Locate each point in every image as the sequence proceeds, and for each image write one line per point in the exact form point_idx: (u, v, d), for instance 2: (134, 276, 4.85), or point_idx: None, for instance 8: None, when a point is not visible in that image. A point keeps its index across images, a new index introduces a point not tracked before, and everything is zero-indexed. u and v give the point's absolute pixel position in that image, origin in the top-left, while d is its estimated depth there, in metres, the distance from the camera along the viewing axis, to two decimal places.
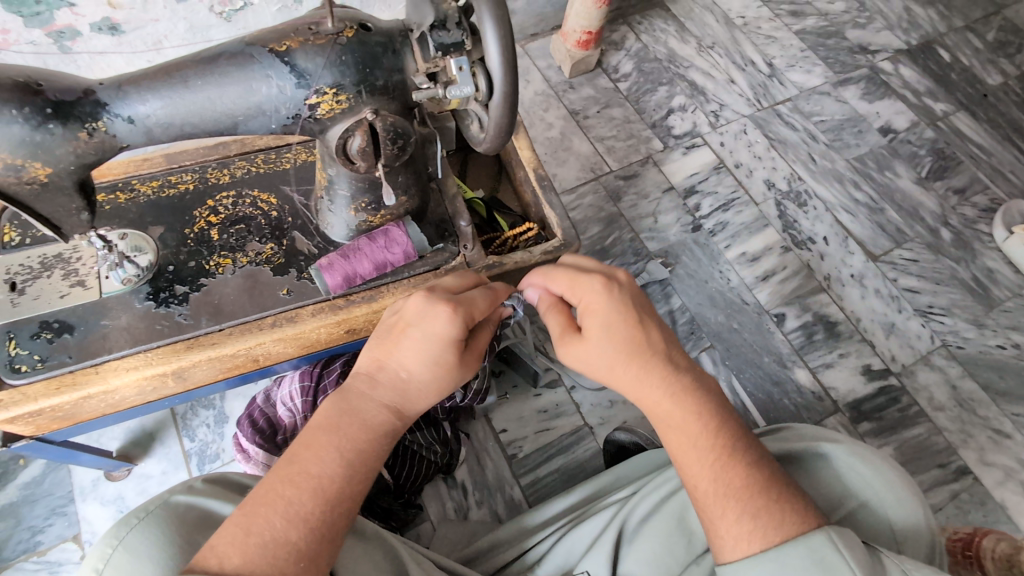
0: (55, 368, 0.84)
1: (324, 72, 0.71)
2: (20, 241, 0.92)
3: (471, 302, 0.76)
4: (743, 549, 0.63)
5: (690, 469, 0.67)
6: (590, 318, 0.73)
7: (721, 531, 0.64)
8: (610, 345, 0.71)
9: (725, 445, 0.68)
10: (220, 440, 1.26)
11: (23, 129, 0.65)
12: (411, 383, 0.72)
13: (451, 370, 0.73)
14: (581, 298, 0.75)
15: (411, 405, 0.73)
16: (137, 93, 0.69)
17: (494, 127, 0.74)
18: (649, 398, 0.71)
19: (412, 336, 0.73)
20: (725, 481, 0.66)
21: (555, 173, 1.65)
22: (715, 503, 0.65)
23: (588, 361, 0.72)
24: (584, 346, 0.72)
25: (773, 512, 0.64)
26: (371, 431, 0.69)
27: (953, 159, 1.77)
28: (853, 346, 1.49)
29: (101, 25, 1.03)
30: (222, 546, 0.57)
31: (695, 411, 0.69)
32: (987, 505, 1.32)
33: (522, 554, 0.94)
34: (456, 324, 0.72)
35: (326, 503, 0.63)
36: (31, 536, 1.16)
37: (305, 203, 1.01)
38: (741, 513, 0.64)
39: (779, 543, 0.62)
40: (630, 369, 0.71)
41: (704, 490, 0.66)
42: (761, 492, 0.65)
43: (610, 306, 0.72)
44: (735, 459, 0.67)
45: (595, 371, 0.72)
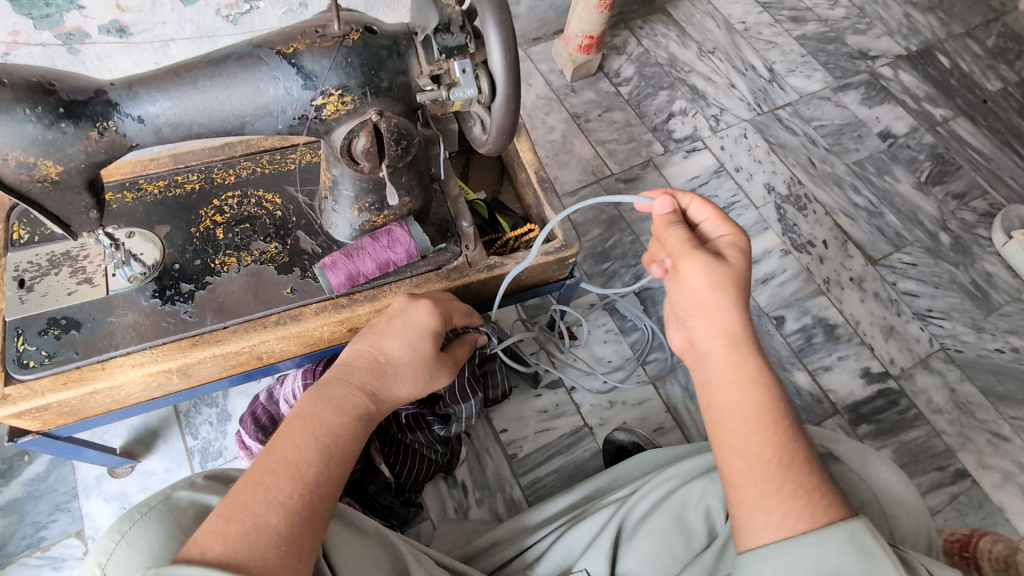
0: (61, 363, 0.85)
1: (329, 74, 0.73)
2: (29, 239, 0.93)
3: (450, 304, 0.89)
4: (792, 526, 0.60)
5: (758, 434, 0.63)
6: (731, 252, 0.73)
7: (769, 507, 0.61)
8: (738, 278, 0.70)
9: (788, 417, 0.65)
10: (222, 438, 1.27)
11: (35, 128, 0.66)
12: (390, 367, 0.79)
13: (427, 357, 0.81)
14: (727, 235, 0.75)
15: (389, 390, 0.78)
16: (147, 94, 0.70)
17: (497, 128, 0.76)
18: (736, 349, 0.67)
19: (394, 328, 0.82)
20: (789, 452, 0.63)
21: (556, 176, 1.66)
22: (776, 473, 0.62)
23: (716, 276, 0.69)
24: (720, 264, 0.70)
25: (823, 491, 0.62)
26: (347, 416, 0.72)
27: (953, 164, 1.78)
28: (852, 349, 1.50)
29: (110, 27, 1.05)
30: (204, 537, 0.57)
31: (768, 377, 0.67)
32: (986, 508, 1.32)
33: (521, 552, 0.95)
34: (434, 317, 0.84)
35: (306, 488, 0.64)
36: (35, 532, 1.17)
37: (309, 203, 1.02)
38: (799, 487, 0.61)
39: (825, 524, 0.60)
40: (740, 310, 0.69)
41: (769, 458, 0.62)
42: (815, 469, 0.63)
43: (749, 257, 0.73)
44: (796, 432, 0.65)
45: (712, 290, 0.69)
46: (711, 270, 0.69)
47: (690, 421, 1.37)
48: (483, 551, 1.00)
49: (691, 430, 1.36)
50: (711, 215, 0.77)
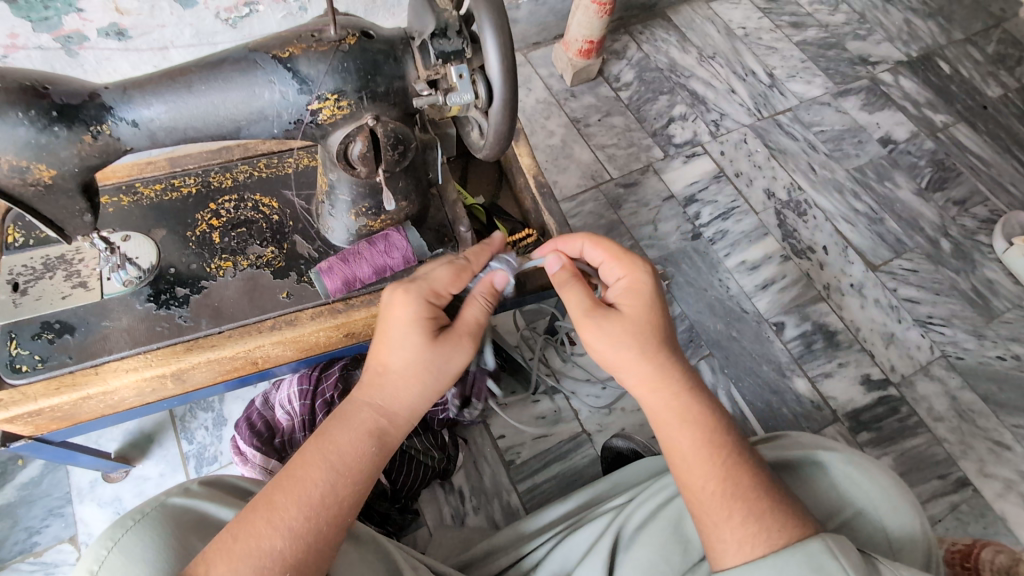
0: (55, 368, 0.85)
1: (325, 78, 0.72)
2: (23, 242, 0.93)
3: (430, 278, 0.77)
4: (747, 553, 0.62)
5: (699, 467, 0.66)
6: (627, 297, 0.73)
7: (723, 534, 0.63)
8: (641, 324, 0.71)
9: (732, 444, 0.68)
10: (217, 443, 1.26)
11: (28, 132, 0.66)
12: (387, 373, 0.72)
13: (423, 351, 0.72)
14: (624, 276, 0.77)
15: (395, 398, 0.71)
16: (141, 97, 0.70)
17: (494, 134, 0.75)
18: (662, 393, 0.70)
19: (383, 331, 0.74)
20: (733, 480, 0.65)
21: (555, 180, 1.66)
22: (723, 502, 0.64)
23: (612, 332, 0.71)
24: (614, 317, 0.71)
25: (776, 515, 0.63)
26: (357, 433, 0.68)
27: (953, 170, 1.78)
28: (852, 356, 1.49)
29: (109, 30, 1.05)
30: (209, 553, 0.58)
31: (704, 410, 0.70)
32: (987, 517, 1.31)
33: (517, 561, 0.94)
34: (417, 304, 0.74)
35: (312, 512, 0.63)
36: (28, 537, 1.16)
37: (306, 207, 1.02)
38: (748, 514, 0.63)
39: (781, 546, 0.61)
40: (650, 361, 0.70)
41: (715, 489, 0.65)
42: (765, 493, 0.65)
43: (650, 293, 0.74)
44: (739, 457, 0.67)
45: (615, 347, 0.71)
46: (609, 327, 0.71)
47: None
48: (480, 559, 0.99)
49: None
50: (606, 257, 0.80)
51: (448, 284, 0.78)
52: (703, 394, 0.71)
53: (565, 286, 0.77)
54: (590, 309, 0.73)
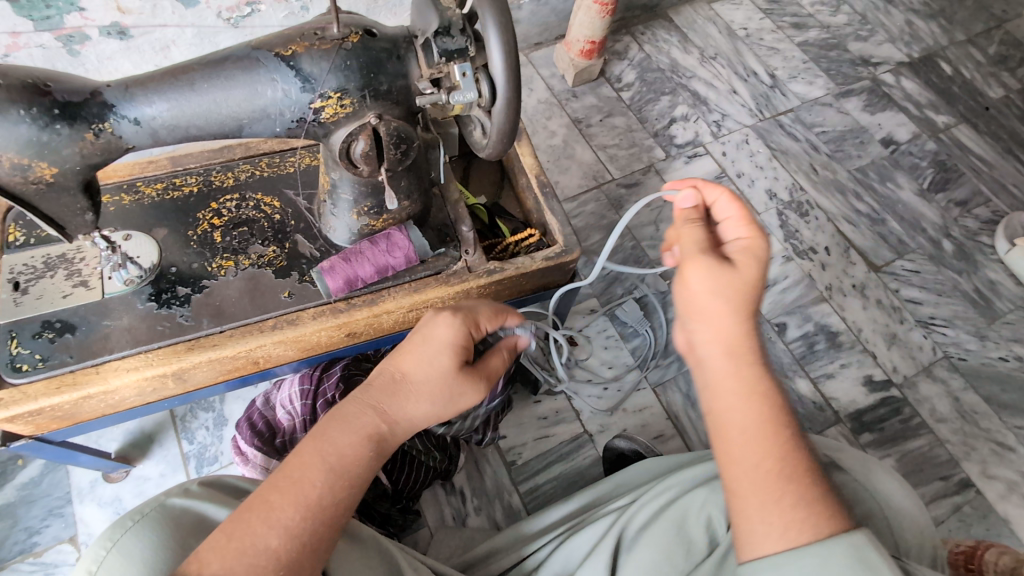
0: (55, 367, 0.84)
1: (328, 76, 0.72)
2: (24, 241, 0.92)
3: (476, 311, 0.80)
4: (793, 538, 0.58)
5: (756, 443, 0.62)
6: (744, 255, 0.70)
7: (770, 517, 0.59)
8: (744, 285, 0.68)
9: (791, 425, 0.64)
10: (218, 443, 1.26)
11: (29, 129, 0.66)
12: (406, 385, 0.73)
13: (447, 376, 0.74)
14: (746, 237, 0.73)
15: (401, 407, 0.72)
16: (143, 95, 0.69)
17: (497, 132, 0.75)
18: (739, 355, 0.66)
19: (416, 342, 0.76)
20: (789, 462, 0.61)
21: (557, 181, 1.66)
22: (777, 482, 0.60)
23: (717, 282, 0.67)
24: (727, 268, 0.68)
25: (826, 503, 0.60)
26: (358, 436, 0.69)
27: (955, 171, 1.77)
28: (854, 357, 1.49)
29: (111, 29, 1.04)
30: (204, 552, 0.57)
31: (768, 384, 0.65)
32: (990, 519, 1.31)
33: (519, 561, 0.93)
34: (459, 332, 0.76)
35: (308, 512, 0.62)
36: (27, 537, 1.15)
37: (308, 206, 1.01)
38: (800, 499, 0.60)
39: (829, 535, 0.58)
40: (739, 318, 0.67)
41: (769, 467, 0.61)
42: (816, 478, 0.61)
43: (763, 261, 0.71)
44: (797, 439, 0.63)
45: (710, 296, 0.67)
46: (711, 276, 0.68)
47: (690, 429, 1.36)
48: (482, 560, 0.99)
49: (691, 437, 1.34)
50: (738, 216, 0.75)
51: (489, 318, 0.81)
52: (772, 376, 0.66)
53: (691, 226, 0.75)
54: (697, 255, 0.70)
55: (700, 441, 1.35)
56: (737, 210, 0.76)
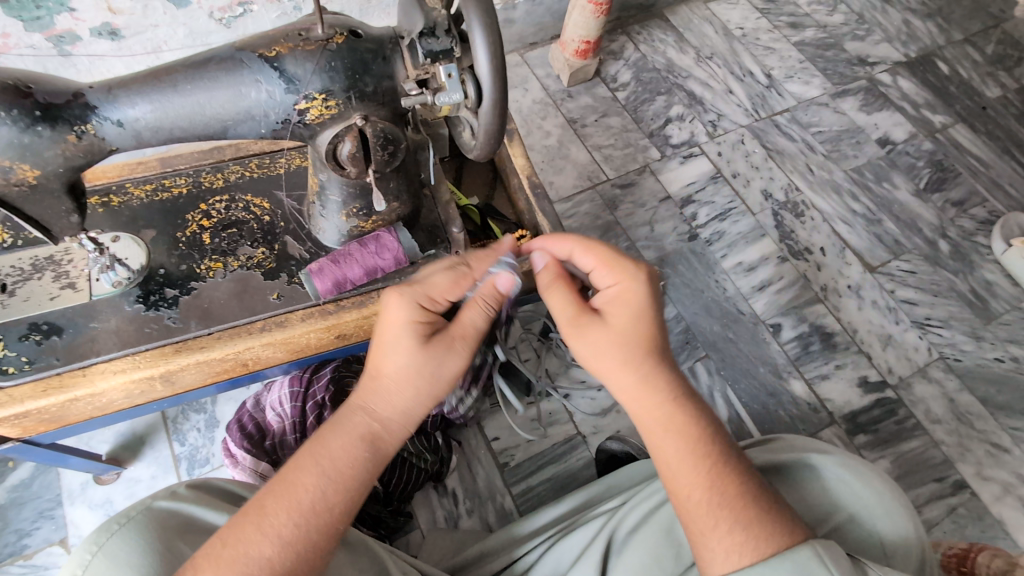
0: (41, 370, 0.84)
1: (313, 78, 0.71)
2: (11, 242, 0.92)
3: (427, 282, 0.76)
4: (735, 563, 0.60)
5: (686, 475, 0.64)
6: (615, 306, 0.70)
7: (710, 543, 0.62)
8: (625, 336, 0.68)
9: (720, 453, 0.66)
10: (210, 445, 1.25)
11: (11, 131, 0.65)
12: (379, 379, 0.70)
13: (417, 356, 0.70)
14: (616, 283, 0.73)
15: (384, 403, 0.69)
16: (126, 97, 0.69)
17: (484, 133, 0.74)
18: (647, 401, 0.67)
19: (380, 337, 0.73)
20: (719, 490, 0.63)
21: (552, 181, 1.65)
22: (709, 513, 0.62)
23: (598, 344, 0.69)
24: (600, 327, 0.69)
25: (763, 524, 0.62)
26: (348, 438, 0.67)
27: (952, 171, 1.77)
28: (849, 358, 1.48)
29: (101, 30, 1.04)
30: (200, 559, 0.59)
31: (691, 417, 0.67)
32: (985, 521, 1.30)
33: (510, 564, 0.93)
34: (411, 308, 0.73)
35: (302, 518, 0.62)
36: (18, 540, 1.15)
37: (298, 207, 1.01)
38: (734, 524, 0.62)
39: (770, 556, 0.60)
40: (633, 370, 0.68)
41: (699, 500, 0.63)
42: (752, 502, 0.63)
43: (642, 305, 0.70)
44: (725, 465, 0.65)
45: (603, 356, 0.68)
46: (592, 339, 0.69)
47: None
48: (473, 562, 0.98)
49: None
50: (597, 265, 0.75)
51: (443, 286, 0.76)
52: (697, 403, 0.68)
53: (556, 285, 0.75)
54: (573, 318, 0.71)
55: None
56: (593, 260, 0.76)
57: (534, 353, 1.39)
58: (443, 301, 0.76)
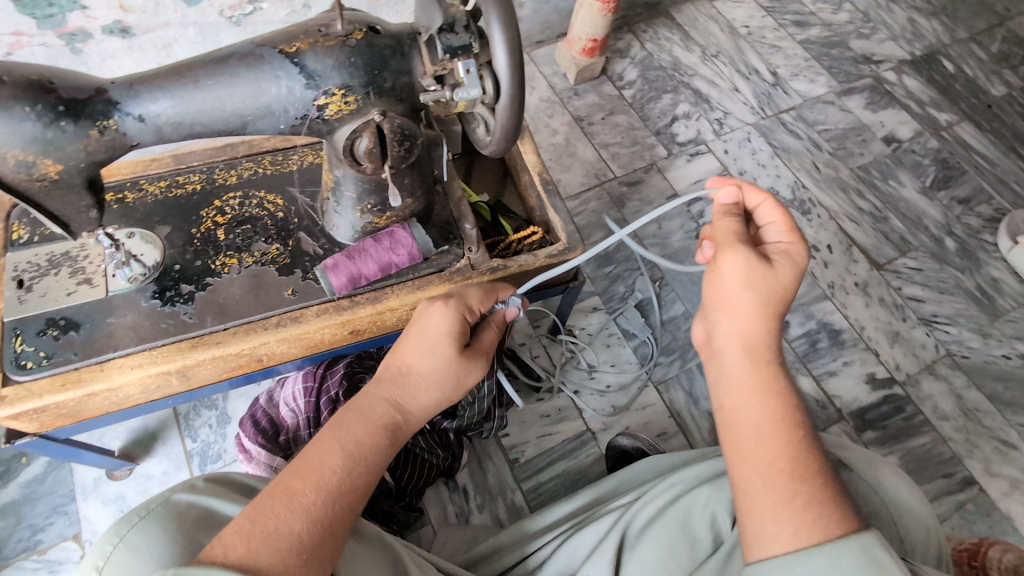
0: (59, 365, 0.84)
1: (332, 73, 0.72)
2: (28, 239, 0.93)
3: (466, 294, 0.82)
4: (805, 538, 0.58)
5: (772, 443, 0.63)
6: (783, 256, 0.73)
7: (778, 517, 0.59)
8: (779, 287, 0.70)
9: (806, 430, 0.65)
10: (221, 441, 1.26)
11: (34, 127, 0.66)
12: (412, 376, 0.75)
13: (448, 361, 0.77)
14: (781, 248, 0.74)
15: (413, 400, 0.75)
16: (148, 92, 0.69)
17: (501, 130, 0.75)
18: (765, 351, 0.68)
19: (415, 334, 0.78)
20: (801, 463, 0.62)
21: (559, 179, 1.66)
22: (787, 483, 0.60)
23: (752, 276, 0.69)
24: (767, 271, 0.69)
25: (838, 505, 0.60)
26: (372, 426, 0.70)
27: (958, 169, 1.77)
28: (857, 355, 1.48)
29: (114, 28, 1.04)
30: (227, 535, 0.56)
31: (788, 389, 0.67)
32: (993, 516, 1.30)
33: (523, 559, 0.93)
34: (454, 317, 0.78)
35: (329, 497, 0.62)
36: (32, 535, 1.16)
37: (311, 204, 1.01)
38: (811, 499, 0.60)
39: (838, 536, 0.57)
40: (771, 317, 0.69)
41: (782, 468, 0.61)
42: (830, 481, 0.62)
43: (800, 268, 0.73)
44: (810, 443, 0.64)
45: (741, 290, 0.69)
46: (748, 272, 0.69)
47: (693, 427, 1.36)
48: (486, 557, 0.99)
49: (694, 435, 1.34)
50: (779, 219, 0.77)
51: (480, 299, 0.82)
52: (785, 375, 0.68)
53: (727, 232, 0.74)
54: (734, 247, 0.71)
55: (703, 438, 1.35)
56: (778, 213, 0.77)
57: (542, 349, 1.41)
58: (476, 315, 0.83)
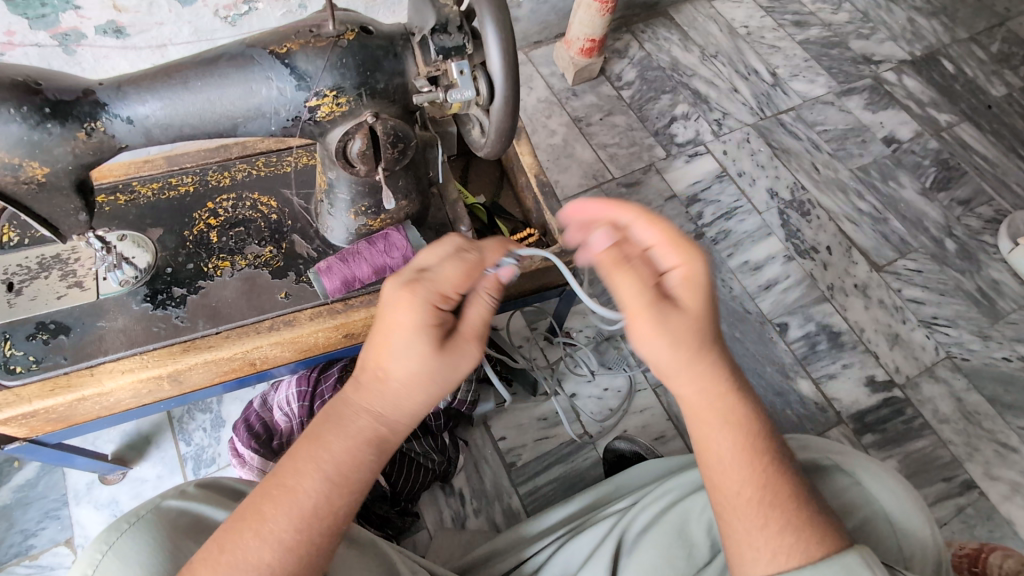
0: (49, 369, 0.83)
1: (324, 75, 0.71)
2: (18, 241, 0.92)
3: (437, 277, 0.69)
4: (781, 564, 0.60)
5: (740, 473, 0.64)
6: (686, 291, 0.65)
7: (755, 543, 0.62)
8: (699, 325, 0.65)
9: (772, 452, 0.66)
10: (216, 445, 1.25)
11: (20, 129, 0.65)
12: (388, 383, 0.66)
13: (431, 361, 0.66)
14: (680, 264, 0.66)
15: (394, 408, 0.66)
16: (136, 94, 0.68)
17: (495, 131, 0.74)
18: (711, 390, 0.66)
19: (385, 334, 0.67)
20: (770, 490, 0.64)
21: (557, 180, 1.65)
22: (758, 512, 0.63)
23: (673, 336, 0.64)
24: (674, 321, 0.65)
25: (811, 527, 0.62)
26: (350, 441, 0.65)
27: (958, 169, 1.76)
28: (857, 357, 1.47)
29: (107, 28, 1.03)
30: (196, 563, 0.59)
31: (748, 415, 0.67)
32: (993, 520, 1.30)
33: (519, 564, 0.92)
34: (424, 310, 0.67)
35: (303, 521, 0.61)
36: (24, 540, 1.15)
37: (305, 206, 1.00)
38: (784, 526, 0.62)
39: (816, 560, 0.60)
40: (702, 360, 0.66)
41: (750, 497, 0.63)
42: (801, 504, 0.64)
43: (709, 288, 0.66)
44: (779, 467, 0.65)
45: (669, 352, 0.65)
46: (664, 331, 0.64)
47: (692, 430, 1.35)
48: (481, 563, 0.98)
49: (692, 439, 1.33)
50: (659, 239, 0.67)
51: (457, 281, 0.70)
52: (753, 400, 0.68)
53: (620, 276, 0.66)
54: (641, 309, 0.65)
55: None
56: (653, 233, 0.67)
57: (539, 351, 1.40)
58: (455, 297, 0.71)
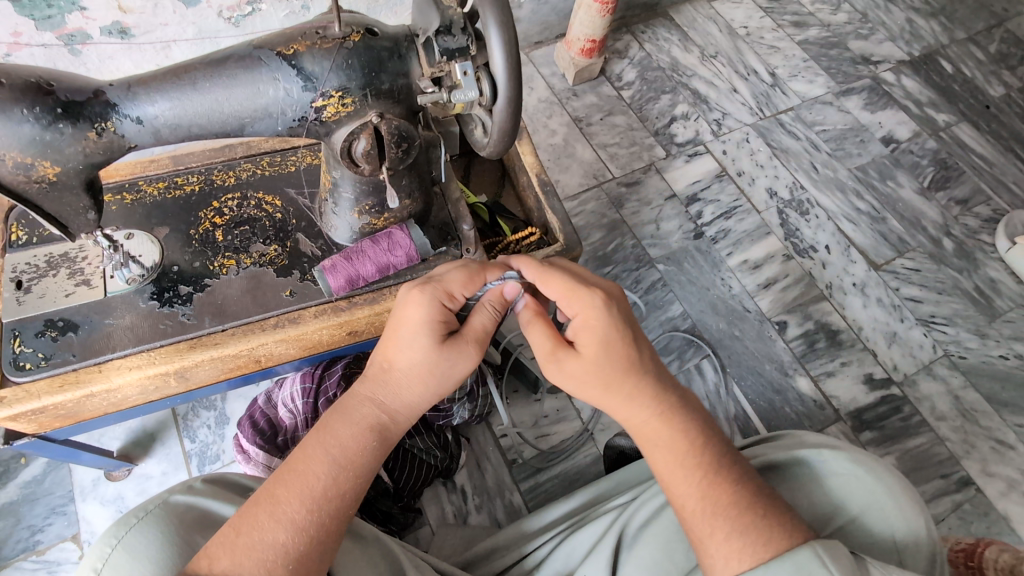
0: (58, 366, 0.85)
1: (330, 75, 0.72)
2: (27, 240, 0.93)
3: (444, 278, 0.77)
4: (734, 568, 0.62)
5: (682, 488, 0.68)
6: (583, 332, 0.73)
7: (711, 550, 0.64)
8: (597, 366, 0.71)
9: (711, 462, 0.69)
10: (221, 441, 1.26)
11: (33, 128, 0.66)
12: (394, 374, 0.73)
13: (427, 359, 0.73)
14: (579, 311, 0.75)
15: (395, 396, 0.72)
16: (146, 94, 0.70)
17: (498, 131, 0.75)
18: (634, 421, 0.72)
19: (395, 329, 0.75)
20: (712, 499, 0.66)
21: (559, 179, 1.66)
22: (703, 521, 0.66)
23: (577, 375, 0.73)
24: (574, 359, 0.73)
25: (767, 528, 0.63)
26: (359, 427, 0.70)
27: (955, 169, 1.77)
28: (855, 355, 1.49)
29: (112, 28, 1.04)
30: (213, 547, 0.59)
31: (678, 435, 0.71)
32: (990, 516, 1.31)
33: (519, 560, 0.93)
34: (430, 306, 0.74)
35: (313, 505, 0.63)
36: (30, 535, 1.16)
37: (309, 205, 1.02)
38: (732, 531, 0.64)
39: (769, 559, 0.61)
40: (616, 394, 0.72)
41: (694, 509, 0.67)
42: (748, 509, 0.65)
43: (602, 327, 0.72)
44: (722, 475, 0.68)
45: (584, 387, 0.73)
46: (573, 375, 0.73)
47: None
48: (483, 557, 0.99)
49: None
50: (560, 292, 0.77)
51: (461, 285, 0.77)
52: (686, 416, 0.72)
53: (533, 323, 0.78)
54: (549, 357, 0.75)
55: None
56: (556, 290, 0.77)
57: None
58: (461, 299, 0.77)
